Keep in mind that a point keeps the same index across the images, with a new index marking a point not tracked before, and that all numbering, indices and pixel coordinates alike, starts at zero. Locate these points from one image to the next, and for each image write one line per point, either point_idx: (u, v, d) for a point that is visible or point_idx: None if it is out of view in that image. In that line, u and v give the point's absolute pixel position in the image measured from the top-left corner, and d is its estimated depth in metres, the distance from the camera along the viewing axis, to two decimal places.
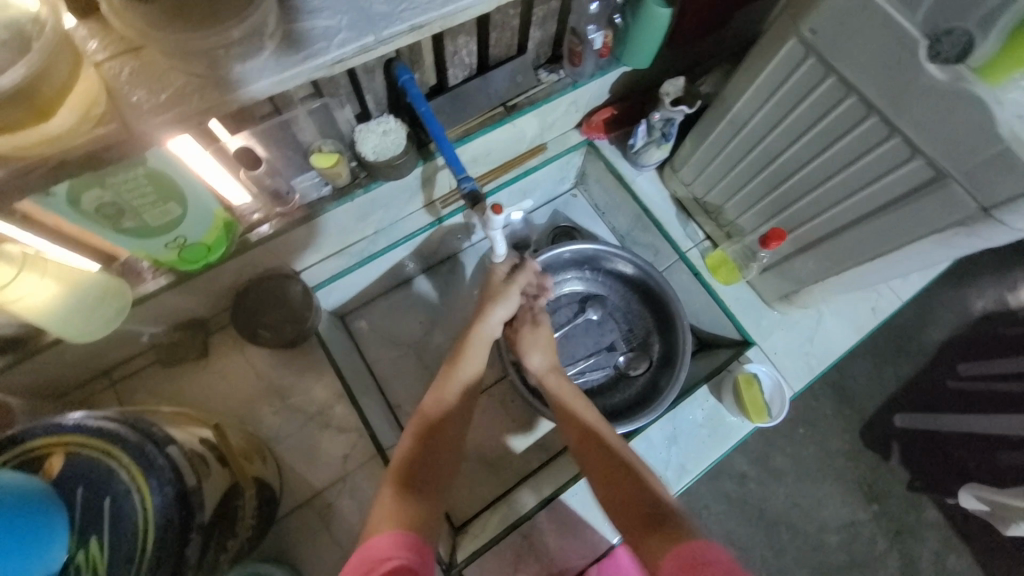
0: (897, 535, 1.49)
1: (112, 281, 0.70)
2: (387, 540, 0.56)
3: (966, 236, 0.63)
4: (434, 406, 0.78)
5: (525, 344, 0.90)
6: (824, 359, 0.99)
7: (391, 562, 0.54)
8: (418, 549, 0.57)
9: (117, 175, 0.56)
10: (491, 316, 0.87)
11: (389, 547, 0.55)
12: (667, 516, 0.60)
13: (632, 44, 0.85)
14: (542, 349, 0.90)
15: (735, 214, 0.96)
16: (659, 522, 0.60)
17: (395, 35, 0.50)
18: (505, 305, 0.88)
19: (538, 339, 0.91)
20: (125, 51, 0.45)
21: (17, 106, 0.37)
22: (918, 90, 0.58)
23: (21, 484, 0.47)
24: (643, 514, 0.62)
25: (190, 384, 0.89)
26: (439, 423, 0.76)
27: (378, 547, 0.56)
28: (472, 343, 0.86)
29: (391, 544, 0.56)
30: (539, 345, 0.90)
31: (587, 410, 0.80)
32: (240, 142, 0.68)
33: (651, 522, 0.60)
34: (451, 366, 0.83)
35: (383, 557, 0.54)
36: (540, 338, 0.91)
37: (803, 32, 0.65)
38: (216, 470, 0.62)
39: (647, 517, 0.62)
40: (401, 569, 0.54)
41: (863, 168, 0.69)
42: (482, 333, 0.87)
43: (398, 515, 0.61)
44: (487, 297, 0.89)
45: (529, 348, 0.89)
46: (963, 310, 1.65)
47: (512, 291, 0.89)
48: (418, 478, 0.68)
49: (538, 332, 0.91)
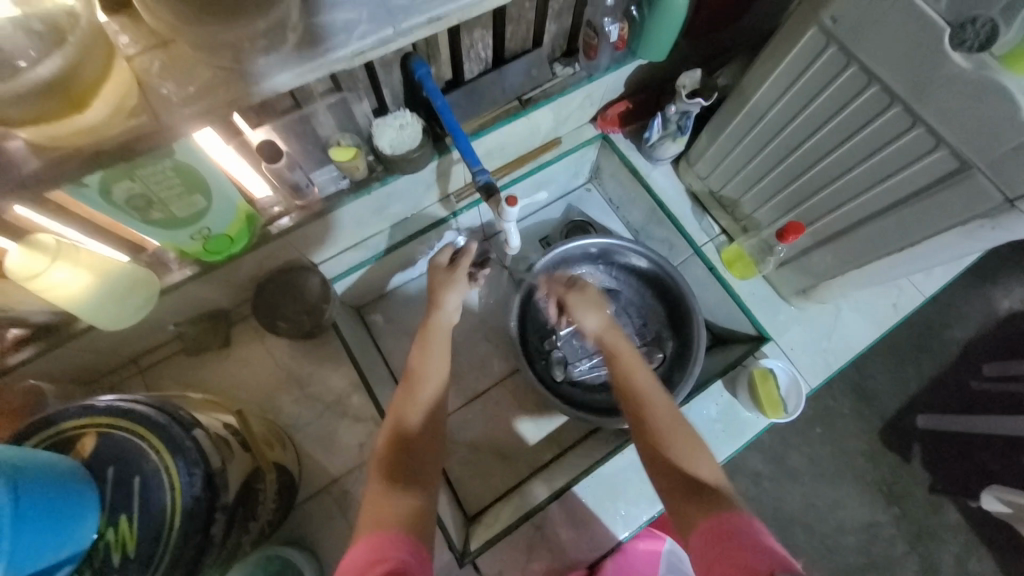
0: (918, 537, 1.46)
1: (141, 271, 0.73)
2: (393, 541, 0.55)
3: (991, 228, 0.61)
4: (421, 379, 0.79)
5: (576, 305, 0.89)
6: (842, 356, 0.97)
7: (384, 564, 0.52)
8: (405, 546, 0.55)
9: (148, 166, 0.58)
10: (445, 304, 0.87)
11: (395, 549, 0.54)
12: (712, 487, 0.61)
13: (649, 38, 0.85)
14: (598, 309, 0.88)
15: (751, 208, 0.95)
16: (707, 492, 0.60)
17: (414, 27, 0.51)
18: (455, 293, 0.88)
19: (587, 301, 0.89)
20: (155, 44, 0.47)
21: (55, 98, 0.39)
22: (942, 78, 0.57)
23: (55, 463, 0.49)
24: (687, 478, 0.63)
25: (212, 373, 0.92)
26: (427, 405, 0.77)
27: (382, 547, 0.54)
28: (433, 334, 0.85)
29: (396, 547, 0.54)
30: (592, 306, 0.89)
31: (641, 368, 0.78)
32: (261, 135, 0.70)
33: (699, 489, 0.61)
34: (427, 361, 0.81)
35: (379, 557, 0.53)
36: (591, 299, 0.89)
37: (824, 20, 0.64)
38: (239, 454, 0.64)
39: (690, 481, 0.62)
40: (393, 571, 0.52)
41: (885, 159, 0.68)
42: (438, 326, 0.86)
43: (385, 506, 0.60)
44: (434, 286, 0.88)
45: (582, 309, 0.88)
46: (988, 309, 1.61)
47: (459, 278, 0.89)
48: (404, 472, 0.66)
49: (585, 295, 0.90)
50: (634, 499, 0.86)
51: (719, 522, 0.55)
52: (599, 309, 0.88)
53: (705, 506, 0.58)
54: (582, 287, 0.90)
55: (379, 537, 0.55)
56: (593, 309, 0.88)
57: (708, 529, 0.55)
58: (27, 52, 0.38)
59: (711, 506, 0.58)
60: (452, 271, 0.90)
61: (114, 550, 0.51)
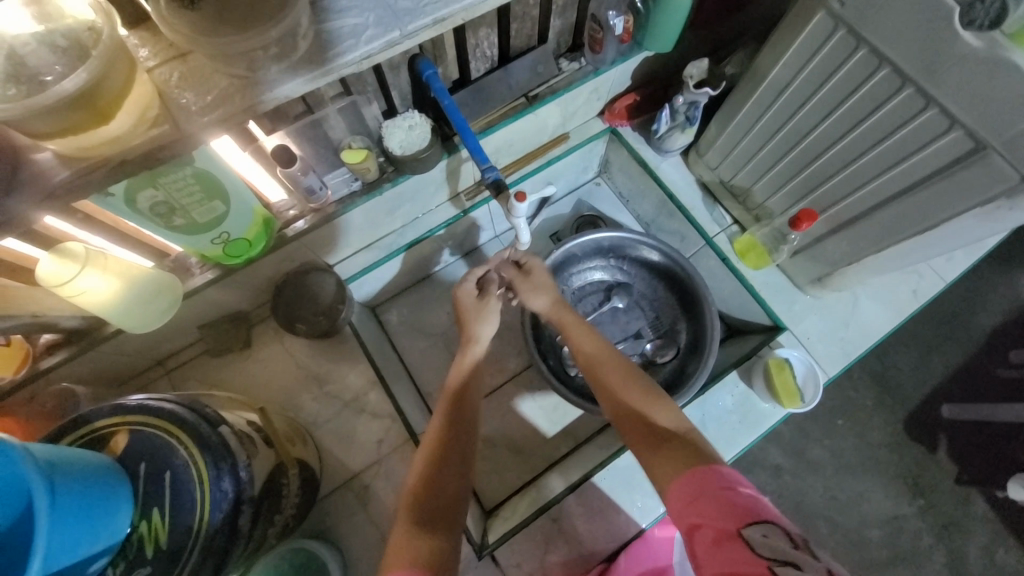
0: (945, 530, 1.43)
1: (165, 277, 0.75)
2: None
3: (1008, 208, 0.60)
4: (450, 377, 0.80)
5: (522, 289, 0.87)
6: (860, 344, 0.95)
7: None
8: None
9: (168, 175, 0.61)
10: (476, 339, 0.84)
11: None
12: (671, 434, 0.62)
13: (654, 29, 0.85)
14: (547, 289, 0.86)
15: (764, 197, 0.94)
16: (667, 438, 0.62)
17: (419, 29, 0.52)
18: (487, 324, 0.85)
19: (533, 283, 0.86)
20: (173, 57, 0.49)
21: (82, 110, 0.41)
22: (954, 58, 0.56)
23: (91, 459, 0.51)
24: (650, 430, 0.64)
25: (235, 373, 0.94)
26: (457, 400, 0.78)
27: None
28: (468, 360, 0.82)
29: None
30: (541, 286, 0.87)
31: (592, 333, 0.80)
32: (275, 141, 0.73)
33: (661, 438, 0.62)
34: (462, 396, 0.78)
35: None
36: (539, 280, 0.87)
37: (831, 3, 0.63)
38: (263, 450, 0.66)
39: (652, 433, 0.63)
40: None
41: (899, 142, 0.66)
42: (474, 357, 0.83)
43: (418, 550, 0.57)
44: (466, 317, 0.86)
45: (528, 292, 0.86)
46: (1016, 294, 1.56)
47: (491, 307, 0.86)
48: (431, 515, 0.63)
49: (531, 278, 0.87)
50: (650, 490, 0.86)
51: (689, 476, 0.55)
52: (548, 292, 0.86)
53: (674, 457, 0.58)
54: (528, 269, 0.88)
55: None
56: (542, 292, 0.86)
57: (682, 483, 0.54)
58: (52, 67, 0.40)
59: (678, 457, 0.58)
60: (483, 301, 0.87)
61: (147, 542, 0.53)
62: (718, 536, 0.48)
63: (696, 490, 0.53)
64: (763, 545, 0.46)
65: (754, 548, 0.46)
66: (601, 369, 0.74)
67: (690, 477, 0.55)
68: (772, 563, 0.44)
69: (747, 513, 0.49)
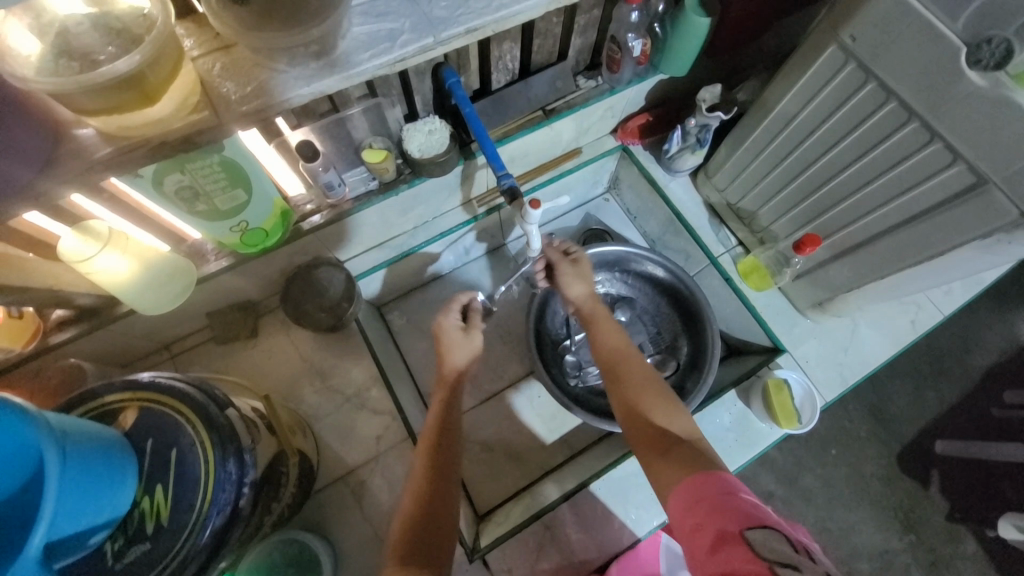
0: (933, 566, 1.43)
1: (181, 261, 0.77)
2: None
3: (1007, 243, 0.62)
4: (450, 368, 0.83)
5: (564, 275, 0.89)
6: (858, 370, 0.96)
7: None
8: None
9: (197, 161, 0.63)
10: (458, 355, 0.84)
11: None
12: (679, 441, 0.64)
13: (671, 52, 0.89)
14: (586, 279, 0.88)
15: (768, 221, 0.96)
16: (675, 443, 0.63)
17: (452, 37, 0.55)
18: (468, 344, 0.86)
19: (577, 271, 0.89)
20: (217, 48, 0.51)
21: (128, 91, 0.43)
22: (959, 95, 0.58)
23: (99, 432, 0.52)
24: (661, 435, 0.65)
25: (239, 362, 0.95)
26: (450, 391, 0.81)
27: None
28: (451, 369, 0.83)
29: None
30: (581, 276, 0.89)
31: (613, 331, 0.81)
32: (299, 136, 0.75)
33: (669, 444, 0.63)
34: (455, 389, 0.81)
35: None
36: (580, 270, 0.89)
37: (843, 38, 0.66)
38: (266, 436, 0.67)
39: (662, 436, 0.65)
40: None
41: (902, 173, 0.69)
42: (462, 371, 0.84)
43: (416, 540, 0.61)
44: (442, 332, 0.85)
45: (569, 278, 0.88)
46: (1011, 336, 1.58)
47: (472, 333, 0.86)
48: (420, 554, 0.60)
49: (577, 266, 0.90)
50: (645, 502, 0.87)
51: (688, 484, 0.56)
52: (586, 282, 0.88)
53: (681, 465, 0.59)
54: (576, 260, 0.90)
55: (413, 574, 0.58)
56: (580, 279, 0.88)
57: (679, 494, 0.56)
58: (104, 47, 0.42)
59: (685, 464, 0.59)
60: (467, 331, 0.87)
61: (148, 518, 0.54)
62: (719, 538, 0.49)
63: (704, 495, 0.54)
64: (762, 545, 0.47)
65: (754, 549, 0.47)
66: (620, 365, 0.75)
67: (694, 481, 0.56)
68: (772, 563, 0.45)
69: (748, 517, 0.50)
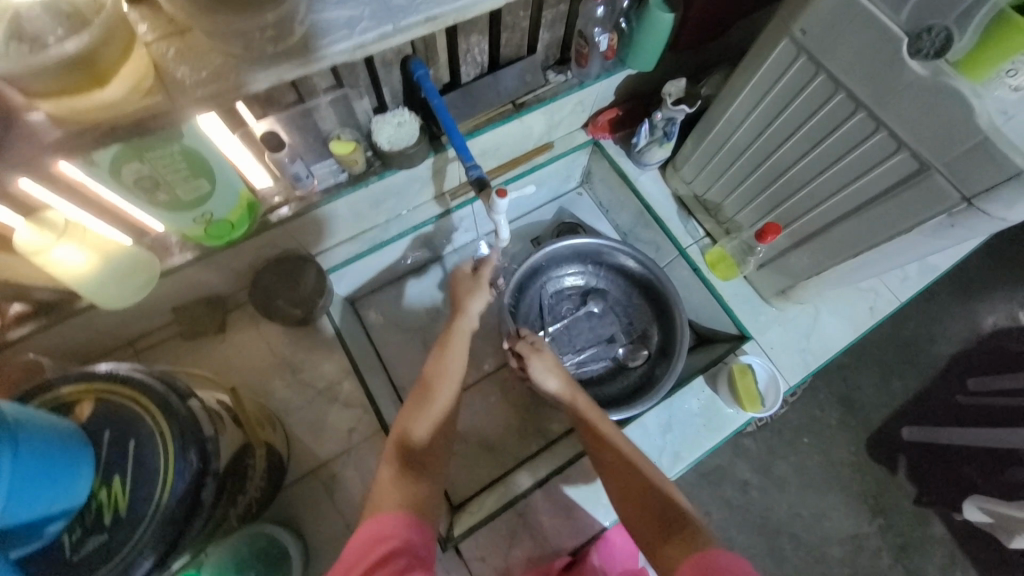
0: (902, 549, 1.48)
1: (143, 254, 0.76)
2: (394, 519, 0.54)
3: (950, 226, 0.65)
4: (437, 379, 0.72)
5: (537, 368, 0.87)
6: (821, 356, 1.00)
7: (390, 542, 0.52)
8: (422, 533, 0.55)
9: (155, 150, 0.62)
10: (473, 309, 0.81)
11: (399, 526, 0.54)
12: (678, 521, 0.61)
13: (638, 47, 0.91)
14: (556, 371, 0.86)
15: (733, 211, 0.99)
16: (678, 531, 0.60)
17: (411, 25, 0.55)
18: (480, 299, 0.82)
19: (546, 363, 0.87)
20: (173, 33, 0.51)
21: (77, 72, 0.42)
22: (901, 85, 0.61)
23: (54, 424, 0.51)
24: (663, 523, 0.62)
25: (207, 357, 0.94)
26: (443, 400, 0.71)
27: (384, 524, 0.54)
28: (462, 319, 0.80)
29: (401, 523, 0.54)
30: (551, 367, 0.87)
31: (599, 419, 0.78)
32: (263, 127, 0.74)
33: (669, 525, 0.61)
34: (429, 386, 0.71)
35: (382, 536, 0.53)
36: (550, 361, 0.87)
37: (794, 32, 0.69)
38: (231, 428, 0.67)
39: (659, 522, 0.62)
40: (396, 552, 0.52)
41: (852, 162, 0.72)
42: (463, 328, 0.80)
43: (404, 495, 0.58)
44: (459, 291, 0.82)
45: (542, 371, 0.86)
46: (972, 325, 1.65)
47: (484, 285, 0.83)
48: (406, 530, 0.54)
49: (546, 356, 0.88)
50: None
51: (701, 556, 0.55)
52: (558, 372, 0.86)
53: (682, 546, 0.57)
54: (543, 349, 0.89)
55: (405, 514, 0.55)
56: (551, 372, 0.86)
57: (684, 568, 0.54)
58: (53, 29, 0.41)
59: (684, 545, 0.57)
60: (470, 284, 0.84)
61: (105, 511, 0.53)
62: None
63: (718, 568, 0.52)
64: None
65: None
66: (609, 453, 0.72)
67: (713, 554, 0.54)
68: None
69: None
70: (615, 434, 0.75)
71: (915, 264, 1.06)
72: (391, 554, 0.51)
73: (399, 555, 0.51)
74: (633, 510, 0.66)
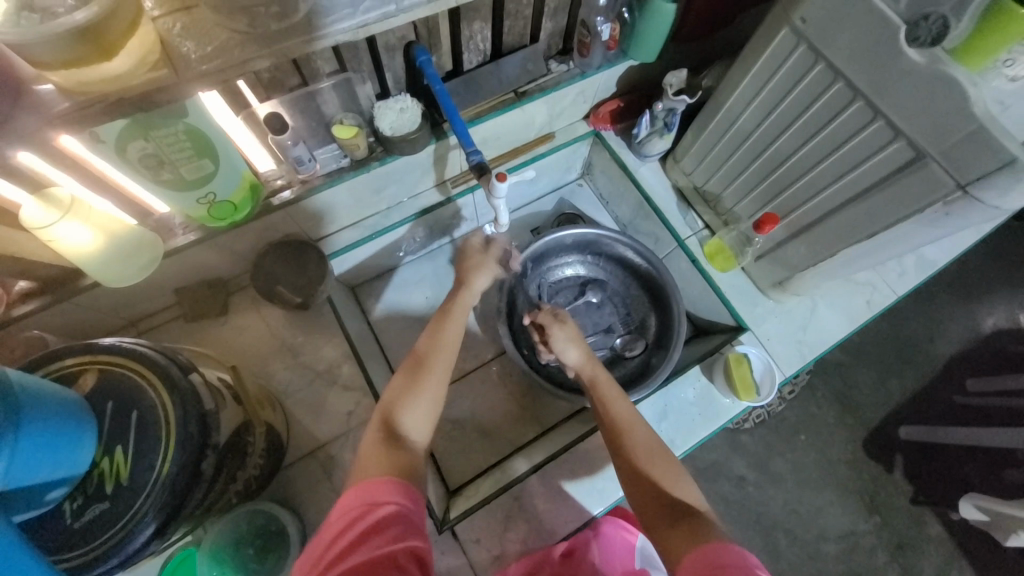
0: (898, 547, 1.48)
1: (146, 235, 0.77)
2: (389, 485, 0.55)
3: (945, 214, 0.65)
4: (429, 355, 0.72)
5: (557, 338, 0.86)
6: (817, 347, 1.00)
7: (387, 507, 0.53)
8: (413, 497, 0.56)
9: (160, 128, 0.63)
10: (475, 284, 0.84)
11: (396, 493, 0.54)
12: (688, 511, 0.61)
13: (639, 39, 0.91)
14: (577, 341, 0.86)
15: (732, 202, 0.99)
16: (684, 516, 0.60)
17: (414, 6, 0.56)
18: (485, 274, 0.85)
19: (568, 333, 0.87)
20: (178, 8, 0.51)
21: (86, 43, 0.43)
22: (900, 72, 0.62)
23: (59, 392, 0.52)
24: (664, 505, 0.62)
25: (208, 339, 0.95)
26: (438, 376, 0.71)
27: (379, 490, 0.54)
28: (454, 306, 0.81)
29: (399, 491, 0.55)
30: (571, 338, 0.87)
31: (618, 398, 0.77)
32: (268, 109, 0.75)
33: (678, 515, 0.60)
34: (421, 364, 0.71)
35: (378, 501, 0.53)
36: (571, 331, 0.87)
37: (795, 21, 0.69)
38: (230, 404, 0.67)
39: (666, 506, 0.62)
40: (391, 518, 0.52)
41: (849, 151, 0.72)
42: (464, 307, 0.81)
43: (394, 462, 0.59)
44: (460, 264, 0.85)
45: (562, 342, 0.86)
46: (973, 326, 1.66)
47: (491, 259, 0.87)
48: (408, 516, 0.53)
49: (568, 327, 0.87)
50: (612, 475, 0.88)
51: (709, 549, 0.53)
52: (579, 344, 0.86)
53: (692, 534, 0.56)
54: (564, 320, 0.88)
55: (399, 481, 0.56)
56: (572, 343, 0.86)
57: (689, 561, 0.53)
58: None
59: (694, 532, 0.57)
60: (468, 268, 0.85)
61: (107, 479, 0.54)
62: None
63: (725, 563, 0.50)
64: None
65: None
66: (625, 433, 0.72)
67: (720, 549, 0.52)
68: None
69: None
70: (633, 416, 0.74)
71: (913, 259, 1.06)
72: (385, 521, 0.52)
73: (393, 522, 0.52)
74: (637, 494, 0.65)
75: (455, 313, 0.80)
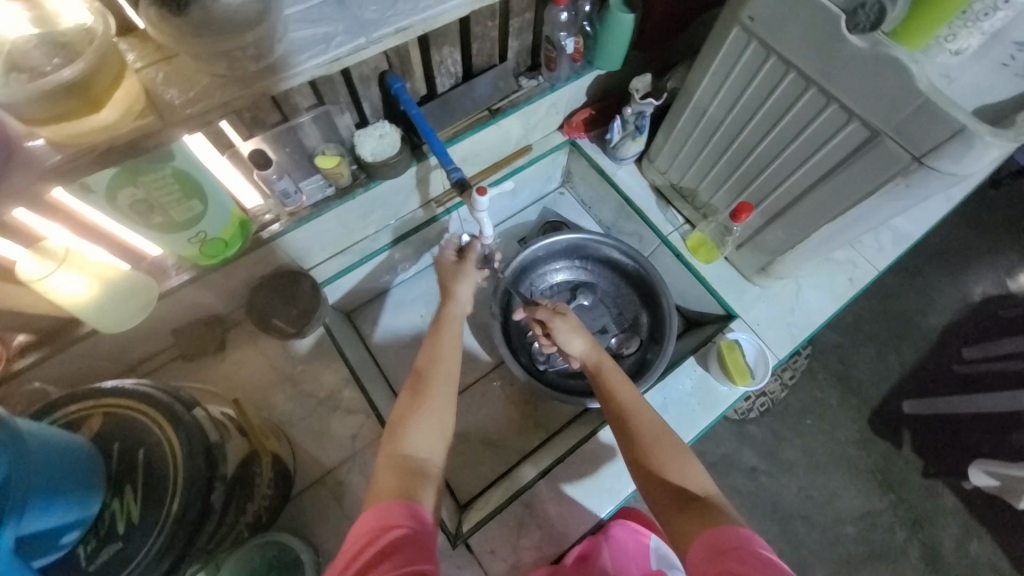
0: (916, 523, 1.48)
1: (142, 279, 0.78)
2: (399, 508, 0.56)
3: (905, 185, 0.68)
4: (429, 370, 0.74)
5: (561, 331, 0.88)
6: (807, 328, 1.02)
7: (396, 531, 0.54)
8: (421, 521, 0.56)
9: (148, 173, 0.65)
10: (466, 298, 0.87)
11: (405, 516, 0.55)
12: (693, 497, 0.61)
13: (602, 50, 0.96)
14: (581, 332, 0.88)
15: (708, 196, 1.03)
16: (691, 501, 0.60)
17: (383, 36, 0.59)
18: (466, 284, 0.88)
19: (570, 324, 0.89)
20: (159, 59, 0.55)
21: (75, 97, 0.46)
22: (846, 57, 0.65)
23: (67, 438, 0.53)
24: (672, 495, 0.62)
25: (208, 377, 0.96)
26: (438, 387, 0.72)
27: (390, 514, 0.55)
28: (454, 320, 0.84)
29: (407, 514, 0.55)
30: (574, 328, 0.88)
31: (625, 385, 0.79)
32: (251, 146, 0.77)
33: (686, 500, 0.61)
34: (423, 380, 0.73)
35: (389, 524, 0.54)
36: (573, 323, 0.89)
37: (743, 20, 0.74)
38: (236, 436, 0.68)
39: (674, 493, 0.62)
40: (402, 540, 0.53)
41: (811, 136, 0.76)
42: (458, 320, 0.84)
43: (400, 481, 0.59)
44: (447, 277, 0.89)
45: (566, 333, 0.87)
46: (962, 296, 1.69)
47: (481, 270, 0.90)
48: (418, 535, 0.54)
49: (569, 318, 0.89)
50: (618, 471, 0.89)
51: (716, 533, 0.53)
52: (583, 334, 0.88)
53: (694, 519, 0.57)
54: (565, 312, 0.90)
55: (409, 505, 0.57)
56: (576, 333, 0.87)
57: (698, 546, 0.53)
58: (50, 60, 0.45)
59: (697, 516, 0.57)
60: (456, 278, 0.88)
61: (119, 518, 0.55)
62: None
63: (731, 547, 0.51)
64: None
65: None
66: (630, 422, 0.73)
67: (726, 531, 0.53)
68: None
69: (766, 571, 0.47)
70: (636, 404, 0.75)
71: (889, 234, 1.10)
72: (392, 543, 0.52)
73: (401, 544, 0.52)
74: (643, 484, 0.66)
75: (455, 326, 0.83)
